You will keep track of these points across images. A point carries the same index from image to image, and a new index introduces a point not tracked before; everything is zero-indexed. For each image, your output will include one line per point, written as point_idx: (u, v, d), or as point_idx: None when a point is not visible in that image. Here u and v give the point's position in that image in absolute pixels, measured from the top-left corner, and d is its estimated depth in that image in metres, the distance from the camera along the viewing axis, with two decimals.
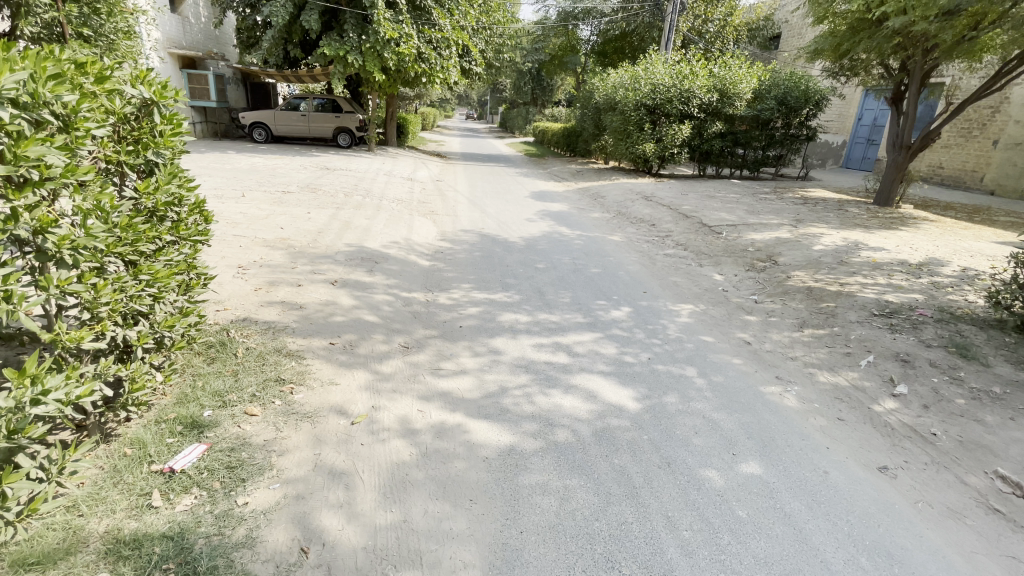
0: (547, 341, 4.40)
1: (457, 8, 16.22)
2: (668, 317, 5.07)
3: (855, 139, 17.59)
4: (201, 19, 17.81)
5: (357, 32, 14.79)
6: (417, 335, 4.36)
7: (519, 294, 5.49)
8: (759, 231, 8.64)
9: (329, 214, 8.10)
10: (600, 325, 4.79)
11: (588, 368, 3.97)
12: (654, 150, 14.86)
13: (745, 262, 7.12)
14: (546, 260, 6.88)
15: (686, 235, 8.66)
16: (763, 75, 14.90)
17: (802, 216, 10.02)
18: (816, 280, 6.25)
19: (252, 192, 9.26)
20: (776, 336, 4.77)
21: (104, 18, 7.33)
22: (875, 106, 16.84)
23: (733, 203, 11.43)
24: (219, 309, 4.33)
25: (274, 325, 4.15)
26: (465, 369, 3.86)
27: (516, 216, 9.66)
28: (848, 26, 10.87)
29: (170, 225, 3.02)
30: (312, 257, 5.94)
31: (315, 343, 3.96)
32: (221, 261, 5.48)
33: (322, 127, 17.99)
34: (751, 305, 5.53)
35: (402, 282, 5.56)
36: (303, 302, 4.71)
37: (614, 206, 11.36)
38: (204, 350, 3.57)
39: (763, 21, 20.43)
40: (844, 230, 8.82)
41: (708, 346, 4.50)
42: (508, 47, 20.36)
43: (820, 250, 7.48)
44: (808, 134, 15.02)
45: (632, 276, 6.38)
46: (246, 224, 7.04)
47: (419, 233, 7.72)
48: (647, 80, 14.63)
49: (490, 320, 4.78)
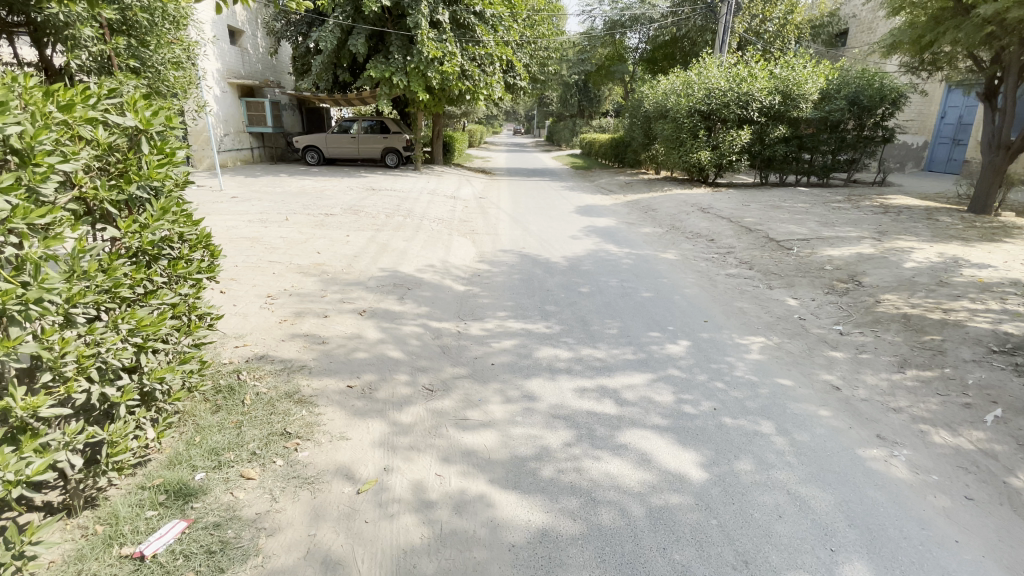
0: (591, 385, 3.81)
1: (500, 24, 16.08)
2: (736, 354, 4.36)
3: (939, 139, 15.85)
4: (259, 49, 18.68)
5: (402, 54, 14.90)
6: (444, 375, 3.90)
7: (560, 325, 4.94)
8: (835, 246, 7.66)
9: (368, 237, 7.91)
10: (654, 364, 4.15)
11: (640, 422, 3.35)
12: (710, 158, 13.97)
13: (823, 283, 6.23)
14: (592, 282, 6.31)
15: (750, 251, 7.82)
16: (830, 74, 13.72)
17: (884, 226, 8.88)
18: (913, 306, 5.30)
19: (296, 215, 9.30)
20: (872, 381, 3.95)
21: (151, 50, 7.60)
22: (962, 102, 15.10)
23: (802, 213, 10.38)
24: (238, 345, 4.08)
25: (291, 364, 3.82)
26: (493, 421, 3.35)
27: (560, 232, 9.17)
28: (931, 15, 9.68)
29: (165, 263, 2.78)
30: (343, 284, 5.66)
31: (332, 386, 3.58)
32: (251, 290, 5.30)
33: (371, 147, 18.31)
34: (835, 338, 4.71)
35: (434, 311, 5.15)
36: (326, 335, 4.38)
37: (667, 219, 10.60)
38: (211, 397, 3.29)
39: (828, 17, 18.98)
40: (938, 243, 7.66)
41: (787, 393, 3.76)
42: (553, 59, 20.05)
43: (911, 267, 6.46)
44: (885, 135, 13.61)
45: (690, 301, 5.69)
46: (283, 249, 6.92)
47: (458, 254, 7.35)
48: (700, 84, 13.81)
49: (526, 357, 4.24)
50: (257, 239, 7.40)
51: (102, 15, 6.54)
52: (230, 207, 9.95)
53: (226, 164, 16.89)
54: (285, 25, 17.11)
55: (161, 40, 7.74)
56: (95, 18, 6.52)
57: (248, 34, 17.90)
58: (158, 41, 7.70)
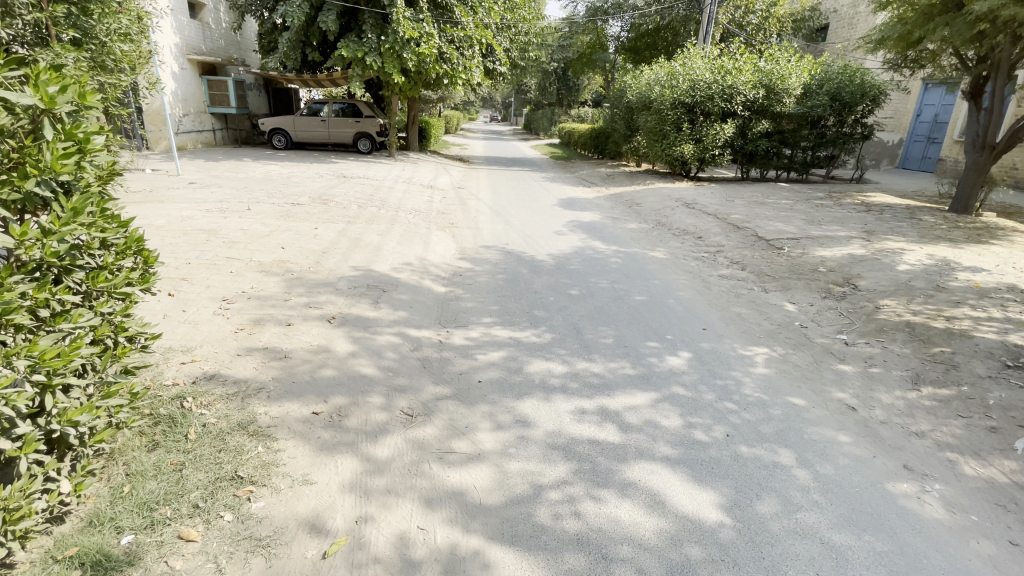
0: (591, 407, 3.42)
1: (480, 5, 15.38)
2: (741, 369, 4.03)
3: (914, 137, 16.01)
4: (221, 24, 17.45)
5: (376, 33, 14.10)
6: (424, 396, 3.44)
7: (551, 333, 4.53)
8: (827, 246, 7.47)
9: (338, 230, 7.32)
10: (656, 381, 3.79)
11: (648, 453, 2.98)
12: (693, 151, 13.70)
13: (819, 286, 6.00)
14: (581, 283, 5.92)
15: (741, 251, 7.57)
16: (814, 69, 13.60)
17: (871, 226, 8.76)
18: (915, 313, 5.09)
19: (260, 205, 8.60)
20: (888, 400, 3.69)
21: (94, 19, 6.56)
22: (938, 101, 15.25)
23: (787, 210, 10.23)
24: (185, 361, 3.54)
25: (247, 385, 3.31)
26: (483, 454, 2.92)
27: (543, 227, 8.74)
28: (919, 11, 9.53)
29: (82, 275, 2.23)
30: (309, 285, 5.11)
31: (295, 412, 3.09)
32: (204, 293, 4.71)
33: (342, 132, 17.43)
34: (841, 349, 4.45)
35: (412, 317, 4.66)
36: (289, 348, 3.86)
37: (652, 214, 10.30)
38: (149, 431, 2.78)
39: (809, 11, 18.90)
40: (926, 244, 7.56)
41: (802, 414, 3.46)
42: (534, 45, 19.43)
43: (906, 270, 6.29)
44: (864, 132, 13.56)
45: (686, 306, 5.37)
46: (244, 243, 6.30)
47: (436, 251, 6.85)
48: (685, 76, 13.51)
49: (516, 373, 3.81)
50: (215, 231, 6.74)
51: None
52: (186, 194, 9.15)
53: (185, 146, 15.80)
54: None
55: (106, 7, 6.67)
56: None
57: (210, 7, 16.68)
58: (102, 9, 6.64)
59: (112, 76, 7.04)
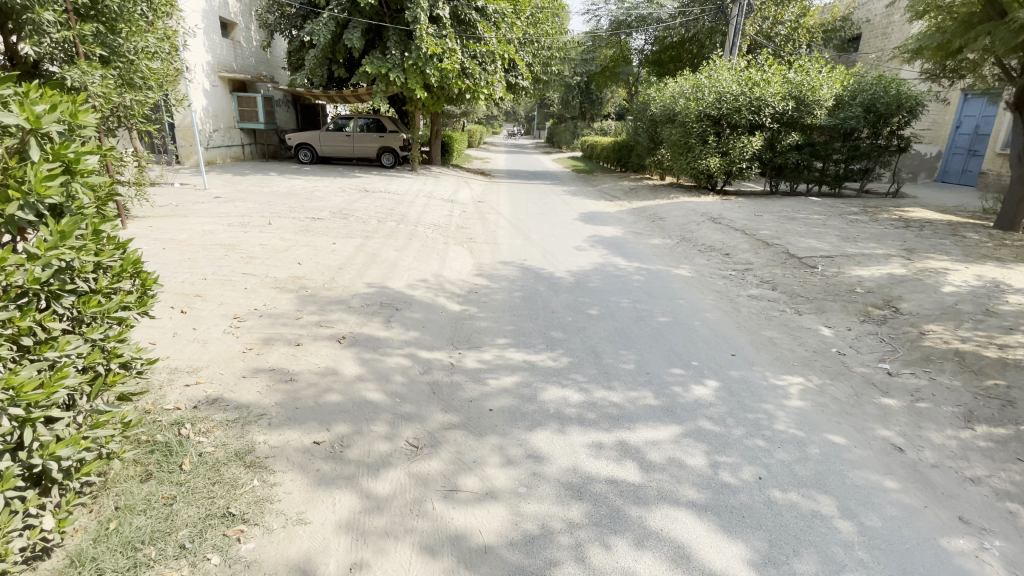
0: (608, 441, 3.19)
1: (503, 21, 15.45)
2: (774, 401, 3.73)
3: (953, 149, 15.32)
4: (252, 43, 17.99)
5: (400, 49, 14.28)
6: (431, 425, 3.26)
7: (568, 357, 4.31)
8: (863, 265, 7.07)
9: (356, 245, 7.28)
10: (680, 413, 3.53)
11: (671, 497, 2.73)
12: (719, 164, 13.37)
13: (857, 309, 5.64)
14: (601, 303, 5.69)
15: (771, 269, 7.23)
16: (846, 80, 13.17)
17: (911, 243, 8.29)
18: (964, 340, 4.70)
19: (281, 219, 8.66)
20: (938, 440, 3.34)
21: (121, 38, 6.84)
22: (979, 112, 14.56)
23: (819, 226, 9.80)
24: (189, 383, 3.45)
25: (249, 411, 3.20)
26: (491, 492, 2.71)
27: (564, 242, 8.55)
28: (959, 20, 9.12)
29: (74, 299, 2.15)
30: (322, 303, 5.03)
31: (295, 441, 2.95)
32: (216, 310, 4.66)
33: (366, 147, 17.66)
34: (883, 379, 4.10)
35: (424, 337, 4.50)
36: (295, 370, 3.74)
37: (676, 230, 10.01)
38: (143, 460, 2.69)
39: (840, 22, 18.49)
40: (972, 263, 7.08)
41: (843, 455, 3.15)
42: (556, 59, 19.43)
43: (952, 292, 5.86)
44: (900, 145, 13.01)
45: (713, 329, 5.08)
46: (261, 258, 6.28)
47: (453, 267, 6.71)
48: (711, 88, 13.22)
49: (530, 401, 3.60)
50: (234, 246, 6.75)
51: None
52: (211, 208, 9.29)
53: (215, 161, 16.21)
54: (278, 17, 16.43)
55: (133, 27, 6.97)
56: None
57: (242, 26, 17.22)
58: (129, 28, 6.95)
59: (139, 93, 7.27)
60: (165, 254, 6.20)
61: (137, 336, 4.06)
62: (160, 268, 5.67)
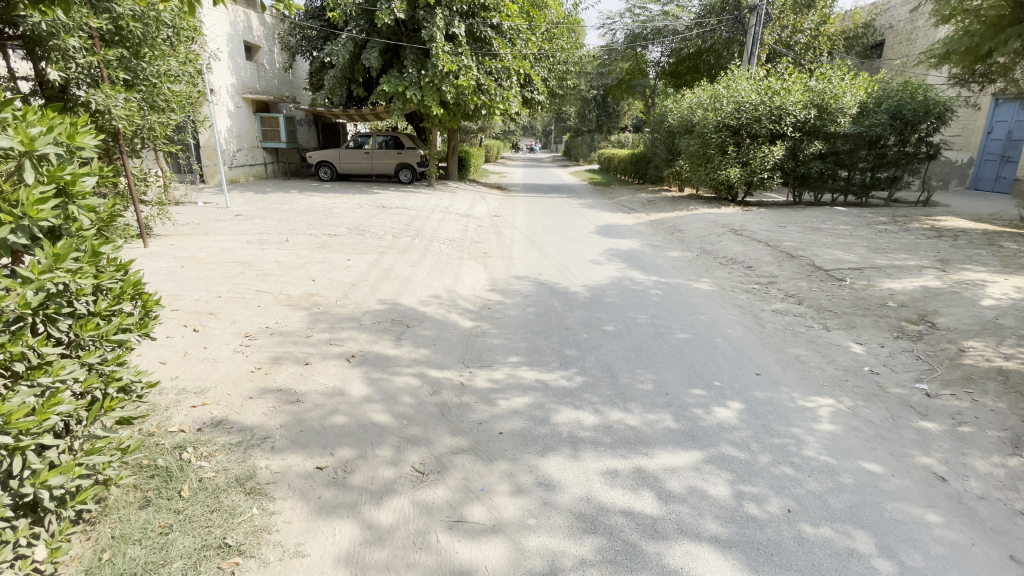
0: (624, 468, 3.02)
1: (518, 37, 15.54)
2: (802, 425, 3.52)
3: (985, 156, 14.72)
4: (275, 65, 18.50)
5: (416, 68, 14.47)
6: (438, 449, 3.13)
7: (582, 376, 4.15)
8: (894, 277, 6.75)
9: (370, 261, 7.27)
10: (701, 438, 3.34)
11: (691, 530, 2.55)
12: (740, 175, 13.12)
13: (890, 325, 5.34)
14: (618, 319, 5.52)
15: (796, 282, 6.96)
16: (869, 87, 12.83)
17: (945, 254, 7.90)
18: (1008, 357, 4.38)
19: (298, 236, 8.74)
20: (984, 468, 3.07)
21: (145, 62, 7.05)
22: (1011, 117, 14.00)
23: (846, 237, 9.46)
24: (196, 405, 3.41)
25: (252, 433, 3.13)
26: (498, 524, 2.57)
27: (580, 256, 8.41)
28: (987, 23, 8.79)
29: (70, 322, 2.14)
30: (333, 320, 4.99)
31: (297, 467, 2.86)
32: (228, 328, 4.66)
33: (384, 163, 17.88)
34: (921, 401, 3.83)
35: (435, 356, 4.39)
36: (302, 390, 3.67)
37: (696, 242, 9.78)
38: (144, 485, 2.64)
39: (862, 28, 18.18)
40: (1012, 275, 6.69)
41: (879, 485, 2.92)
42: (572, 73, 19.48)
43: (991, 305, 5.52)
44: (929, 152, 12.56)
45: (735, 347, 4.86)
46: (276, 275, 6.31)
47: (466, 282, 6.64)
48: (729, 98, 13.00)
49: (542, 424, 3.45)
50: (250, 263, 6.80)
51: (91, 22, 5.87)
52: (231, 226, 9.45)
53: (238, 179, 16.59)
54: (300, 40, 16.88)
55: (156, 51, 7.20)
56: (81, 27, 5.97)
57: (265, 49, 17.73)
58: (152, 52, 7.16)
59: (162, 115, 7.46)
60: (183, 272, 6.27)
61: (149, 355, 4.06)
62: (177, 286, 5.71)
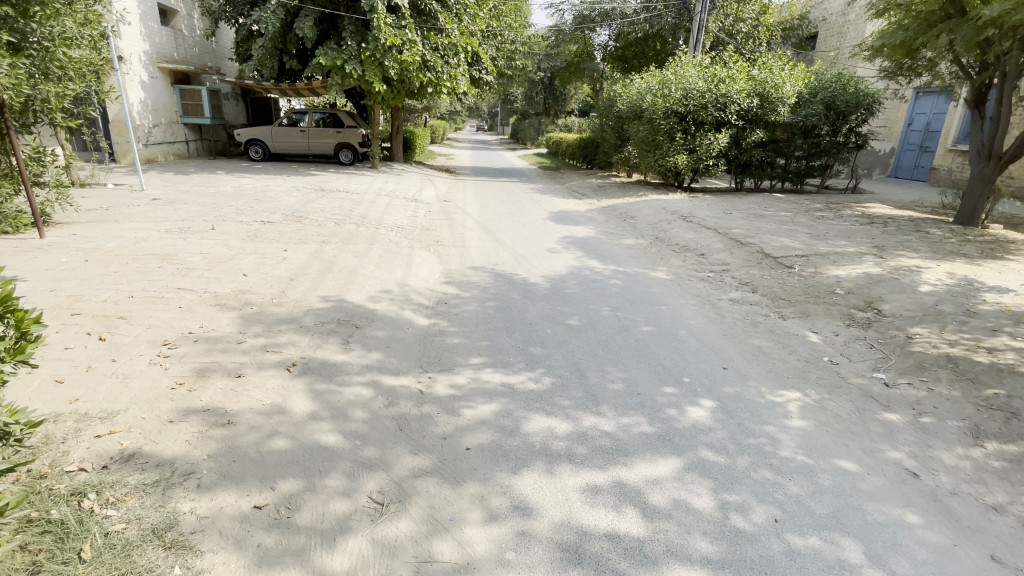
0: (604, 483, 2.79)
1: (465, 13, 14.88)
2: (775, 422, 3.44)
3: (905, 146, 15.80)
4: (195, 32, 16.76)
5: (356, 40, 13.50)
6: (398, 473, 2.78)
7: (551, 378, 3.89)
8: (839, 264, 6.97)
9: (310, 252, 6.64)
10: (678, 442, 3.18)
11: (681, 552, 2.37)
12: (687, 162, 13.29)
13: (841, 313, 5.47)
14: (580, 312, 5.31)
15: (748, 270, 7.07)
16: (807, 78, 13.28)
17: (880, 241, 8.32)
18: (953, 344, 4.57)
19: (226, 223, 7.87)
20: (950, 461, 3.13)
21: (36, 21, 5.66)
22: (929, 109, 15.04)
23: (788, 223, 9.78)
24: (101, 434, 2.86)
25: (173, 468, 2.64)
26: (472, 563, 2.27)
27: (535, 244, 8.15)
28: (920, 18, 9.12)
29: None
30: (270, 322, 4.43)
31: (230, 508, 2.42)
32: (141, 335, 4.01)
33: (323, 143, 16.75)
34: (882, 392, 3.89)
35: (388, 360, 3.99)
36: (234, 408, 3.18)
37: (649, 229, 9.76)
38: (31, 547, 2.14)
39: (798, 20, 18.91)
40: (942, 260, 7.10)
41: (857, 485, 2.87)
42: (520, 54, 19.03)
43: (929, 291, 5.80)
44: (858, 142, 13.22)
45: (700, 340, 4.78)
46: (200, 269, 5.60)
47: (419, 274, 6.21)
48: (677, 84, 13.12)
49: (513, 435, 3.17)
50: (169, 256, 6.01)
51: None
52: (146, 211, 8.40)
53: (156, 158, 14.97)
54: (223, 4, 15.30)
55: (50, 10, 5.73)
56: None
57: (183, 13, 16.00)
58: (44, 11, 5.71)
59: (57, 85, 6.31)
60: (87, 266, 5.44)
61: (42, 373, 3.42)
62: (79, 284, 4.93)
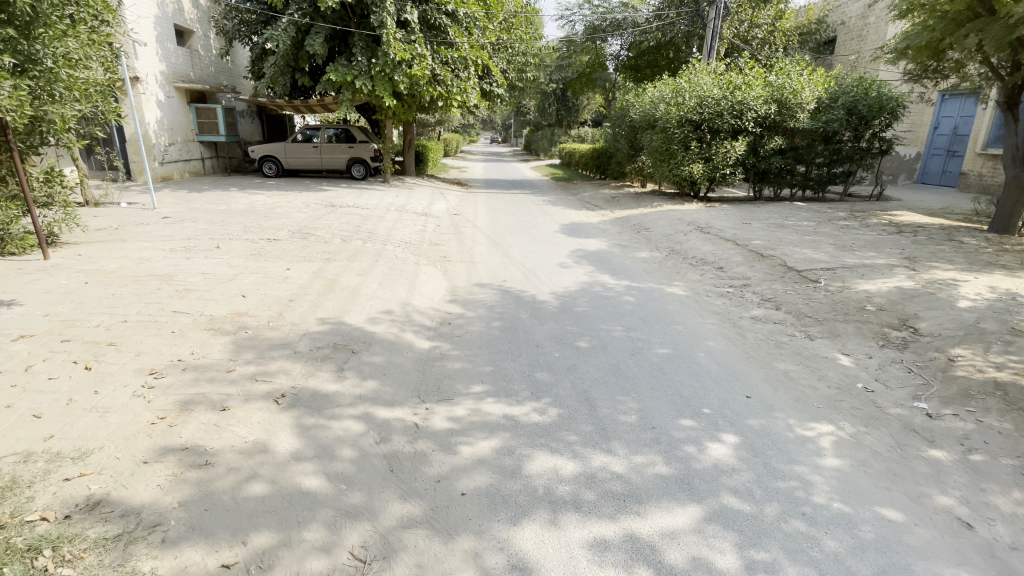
0: (614, 536, 2.49)
1: (475, 26, 14.83)
2: (807, 462, 3.10)
3: (932, 150, 15.21)
4: (211, 52, 17.06)
5: (366, 56, 13.50)
6: (384, 523, 2.52)
7: (557, 409, 3.59)
8: (868, 277, 6.56)
9: (312, 270, 6.49)
10: (697, 486, 2.86)
11: None
12: (703, 171, 12.93)
13: (874, 332, 5.07)
14: (591, 332, 5.02)
15: (770, 284, 6.69)
16: (826, 82, 12.86)
17: (910, 251, 7.86)
18: (1000, 367, 4.15)
19: (232, 242, 7.79)
20: (1009, 509, 2.75)
21: (39, 43, 5.71)
22: (957, 112, 14.47)
23: (812, 234, 9.35)
24: (69, 477, 2.66)
25: (139, 520, 2.41)
26: None
27: (546, 259, 7.88)
28: (948, 18, 8.67)
29: None
30: (263, 347, 4.24)
31: (195, 568, 2.18)
32: (128, 363, 3.84)
33: (335, 158, 16.80)
34: (924, 425, 3.51)
35: (384, 390, 3.74)
36: (214, 447, 2.96)
37: (664, 241, 9.43)
38: None
39: (815, 24, 18.50)
40: (980, 273, 6.64)
41: (904, 539, 2.51)
42: (531, 65, 18.95)
43: (969, 307, 5.37)
44: (882, 148, 12.71)
45: (720, 363, 4.44)
46: (198, 291, 5.46)
47: (423, 293, 5.99)
48: (691, 92, 12.82)
49: (513, 477, 2.88)
50: (170, 277, 5.90)
51: None
52: (154, 230, 8.37)
53: (172, 176, 15.16)
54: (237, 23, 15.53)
55: (53, 31, 5.83)
56: None
57: (199, 33, 16.31)
58: (48, 32, 5.80)
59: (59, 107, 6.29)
60: (86, 289, 5.34)
61: (20, 408, 3.25)
62: (75, 308, 4.82)
